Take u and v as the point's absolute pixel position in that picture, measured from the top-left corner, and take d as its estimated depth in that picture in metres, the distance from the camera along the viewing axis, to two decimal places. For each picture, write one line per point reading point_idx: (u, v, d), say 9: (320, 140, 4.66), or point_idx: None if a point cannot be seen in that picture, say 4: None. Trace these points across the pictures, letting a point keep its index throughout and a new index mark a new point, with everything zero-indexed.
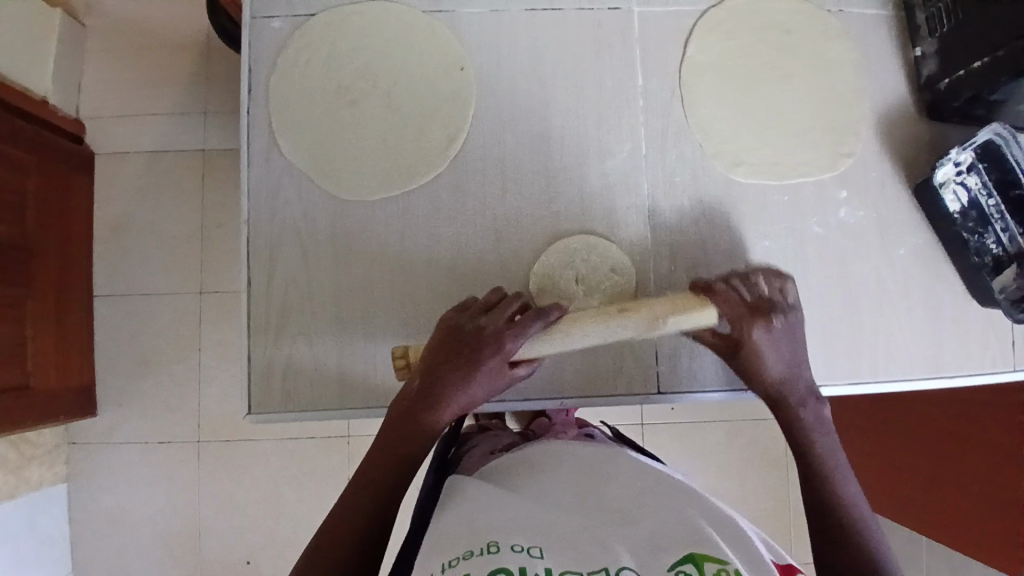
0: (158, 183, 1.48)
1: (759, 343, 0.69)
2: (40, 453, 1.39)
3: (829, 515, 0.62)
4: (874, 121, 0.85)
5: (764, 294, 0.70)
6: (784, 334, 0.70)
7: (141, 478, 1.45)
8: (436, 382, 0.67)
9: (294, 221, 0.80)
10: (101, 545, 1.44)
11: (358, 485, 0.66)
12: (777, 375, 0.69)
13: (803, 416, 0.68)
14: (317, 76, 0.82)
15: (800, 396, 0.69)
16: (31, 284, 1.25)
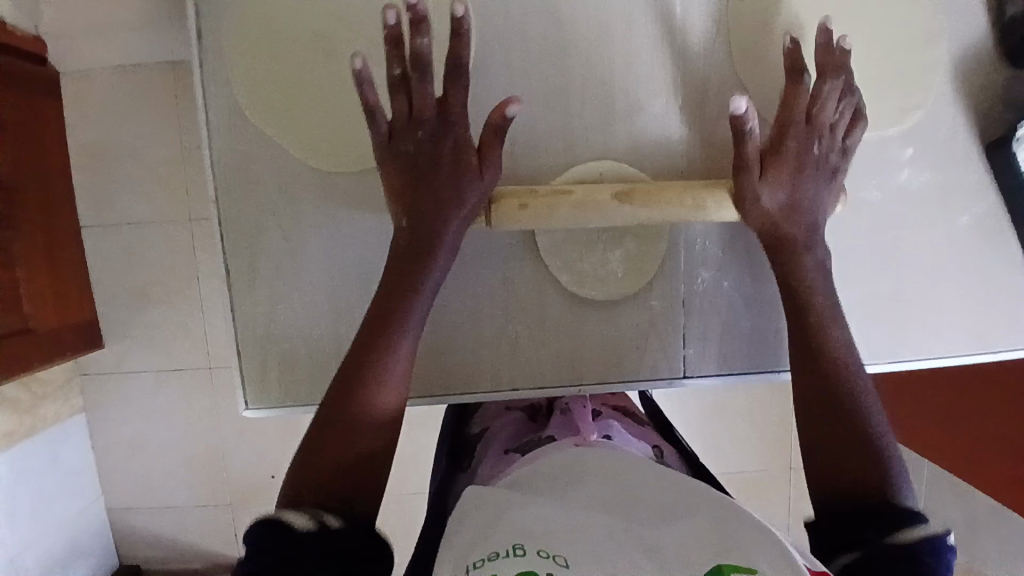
0: (132, 100, 1.31)
1: (796, 148, 0.66)
2: (51, 390, 1.36)
3: (811, 344, 0.63)
4: (950, 66, 0.73)
5: (825, 110, 0.66)
6: (820, 161, 0.67)
7: (157, 408, 1.44)
8: (437, 198, 0.64)
9: (273, 196, 0.70)
10: (128, 467, 1.47)
11: (370, 327, 0.61)
12: (796, 202, 0.67)
13: (806, 258, 0.66)
14: (285, 21, 0.67)
15: (807, 237, 0.67)
16: (14, 223, 1.14)
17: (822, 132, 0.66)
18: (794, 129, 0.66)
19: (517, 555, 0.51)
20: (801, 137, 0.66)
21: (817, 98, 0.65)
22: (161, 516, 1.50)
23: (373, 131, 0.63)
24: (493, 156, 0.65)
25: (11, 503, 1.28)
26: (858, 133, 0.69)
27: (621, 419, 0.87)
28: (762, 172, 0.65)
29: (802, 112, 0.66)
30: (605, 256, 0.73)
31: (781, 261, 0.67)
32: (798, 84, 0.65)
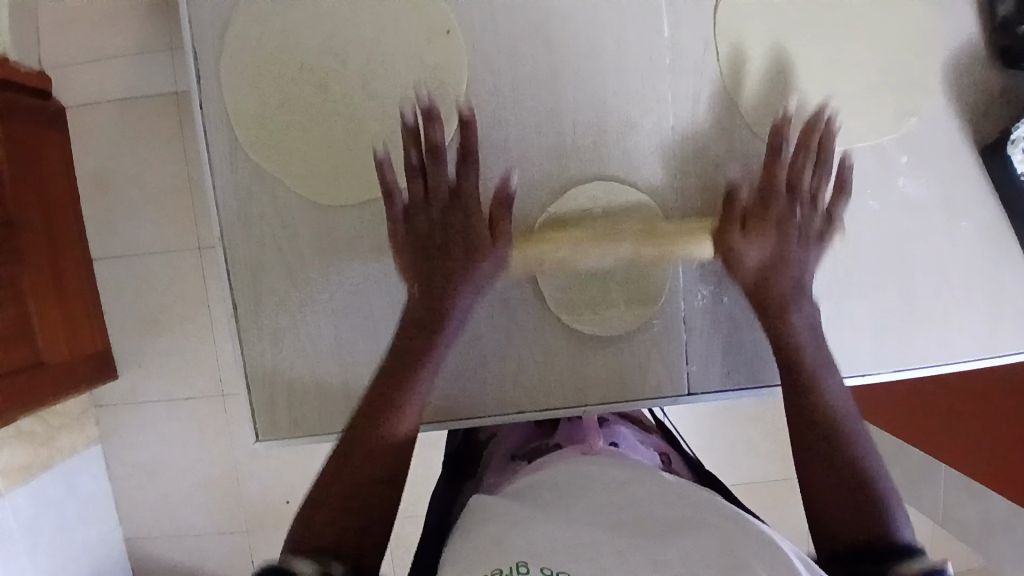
0: (134, 132, 1.32)
1: (782, 213, 0.67)
2: (66, 421, 1.38)
3: (808, 398, 0.61)
4: (942, 72, 0.73)
5: (806, 176, 0.68)
6: (804, 232, 0.68)
7: (171, 435, 1.44)
8: (439, 267, 0.66)
9: (272, 228, 0.71)
10: (145, 495, 1.47)
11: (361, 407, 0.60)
12: (786, 267, 0.68)
13: (793, 320, 0.66)
14: (277, 58, 0.68)
15: (795, 298, 0.67)
16: (22, 257, 1.17)
17: (800, 201, 0.68)
18: (779, 199, 0.67)
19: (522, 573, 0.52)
20: (788, 202, 0.68)
21: (796, 166, 0.68)
22: (179, 543, 1.49)
23: (389, 211, 0.66)
24: (505, 229, 0.67)
25: (30, 535, 1.29)
26: (840, 210, 0.70)
27: (629, 424, 0.84)
28: (743, 232, 0.68)
29: (783, 182, 0.68)
30: (602, 278, 0.73)
31: (772, 324, 0.67)
32: (779, 155, 0.67)
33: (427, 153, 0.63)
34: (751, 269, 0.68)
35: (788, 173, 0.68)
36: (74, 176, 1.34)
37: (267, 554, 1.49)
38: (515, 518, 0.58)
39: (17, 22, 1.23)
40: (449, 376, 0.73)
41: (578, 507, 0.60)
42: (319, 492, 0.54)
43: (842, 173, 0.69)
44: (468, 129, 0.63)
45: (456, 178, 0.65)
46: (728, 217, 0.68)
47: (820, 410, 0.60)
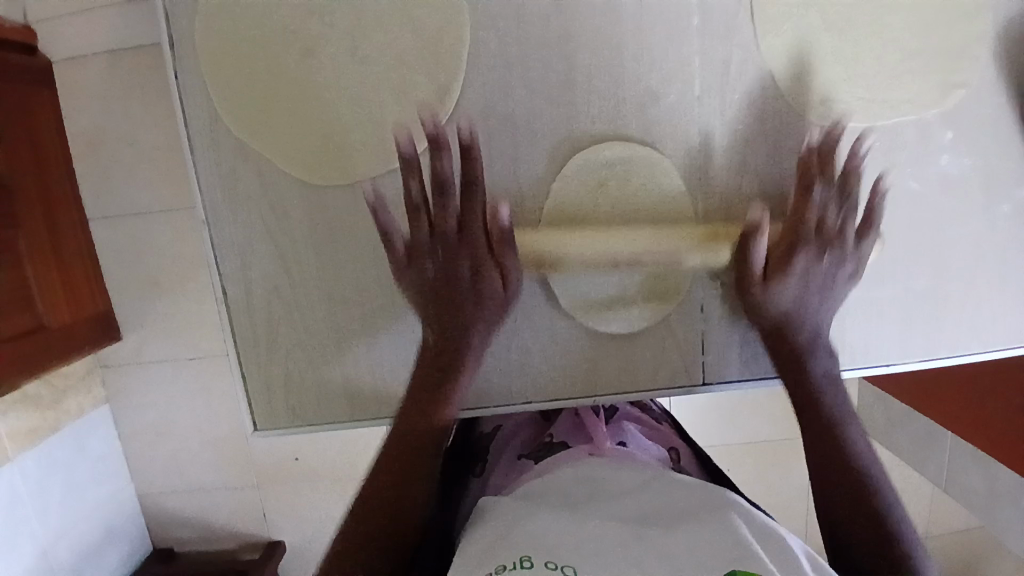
0: (121, 87, 1.25)
1: (803, 266, 0.65)
2: (72, 383, 1.37)
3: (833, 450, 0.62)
4: (1003, 32, 0.65)
5: (831, 217, 0.65)
6: (826, 271, 0.66)
7: (177, 397, 1.44)
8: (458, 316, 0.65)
9: (260, 207, 0.65)
10: (154, 454, 1.48)
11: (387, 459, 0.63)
12: (804, 317, 0.67)
13: (812, 367, 0.67)
14: (256, 17, 0.61)
15: (811, 347, 0.67)
16: (16, 221, 1.12)
17: (821, 241, 0.65)
18: (806, 241, 0.65)
19: (524, 567, 0.51)
20: (810, 245, 0.65)
21: (824, 208, 0.65)
22: (190, 499, 1.52)
23: (393, 257, 0.64)
24: (511, 264, 0.65)
25: (44, 494, 1.30)
26: (869, 245, 0.67)
27: (636, 420, 0.84)
28: (762, 283, 0.65)
29: (807, 224, 0.65)
30: (623, 279, 0.68)
31: (787, 366, 0.67)
32: (808, 194, 0.64)
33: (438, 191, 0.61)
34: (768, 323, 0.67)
35: (819, 214, 0.65)
36: (64, 132, 1.27)
37: (276, 511, 1.51)
38: (520, 512, 0.58)
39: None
40: None
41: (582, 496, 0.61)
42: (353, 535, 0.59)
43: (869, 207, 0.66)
44: (473, 160, 0.60)
45: (471, 220, 0.62)
46: (741, 272, 0.66)
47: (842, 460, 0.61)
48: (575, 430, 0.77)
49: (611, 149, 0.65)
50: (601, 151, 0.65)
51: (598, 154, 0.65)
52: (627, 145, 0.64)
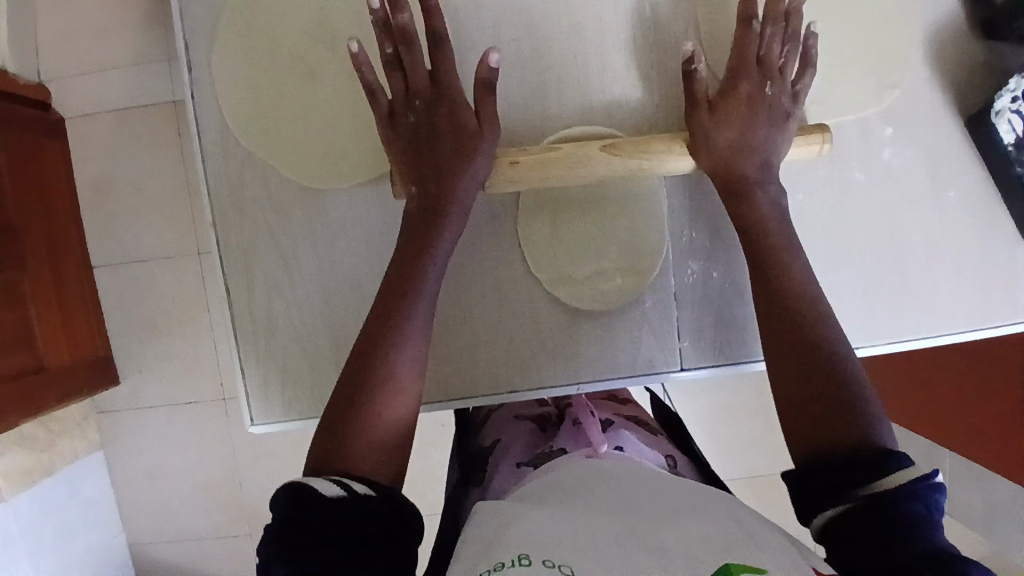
0: (131, 137, 1.34)
1: (748, 93, 0.68)
2: (68, 428, 1.38)
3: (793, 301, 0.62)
4: (924, 44, 0.74)
5: (770, 51, 0.68)
6: (770, 103, 0.68)
7: (173, 439, 1.45)
8: (434, 161, 0.67)
9: (264, 216, 0.72)
10: (147, 500, 1.47)
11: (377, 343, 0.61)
12: (754, 141, 0.68)
13: (759, 200, 0.68)
14: (266, 43, 0.69)
15: (764, 175, 0.68)
16: (21, 263, 1.17)
17: (765, 74, 0.68)
18: (746, 70, 0.67)
19: (523, 564, 0.52)
20: (753, 82, 0.68)
21: (765, 45, 0.68)
22: (182, 548, 1.50)
23: (376, 109, 0.66)
24: (489, 113, 0.67)
25: (32, 541, 1.29)
26: (808, 79, 0.69)
27: (632, 426, 0.86)
28: (709, 113, 0.67)
29: (748, 53, 0.68)
30: (600, 257, 0.74)
31: (745, 206, 0.68)
32: (749, 27, 0.67)
33: (400, 45, 0.64)
34: (723, 154, 0.68)
35: (759, 50, 0.68)
36: (73, 182, 1.35)
37: None
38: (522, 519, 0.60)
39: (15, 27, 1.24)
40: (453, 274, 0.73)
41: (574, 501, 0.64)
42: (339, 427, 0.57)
43: (809, 46, 0.69)
44: (433, 14, 0.63)
45: (436, 66, 0.65)
46: (690, 95, 0.68)
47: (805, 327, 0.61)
48: (575, 441, 0.78)
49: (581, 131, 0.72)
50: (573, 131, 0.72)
51: (569, 133, 0.72)
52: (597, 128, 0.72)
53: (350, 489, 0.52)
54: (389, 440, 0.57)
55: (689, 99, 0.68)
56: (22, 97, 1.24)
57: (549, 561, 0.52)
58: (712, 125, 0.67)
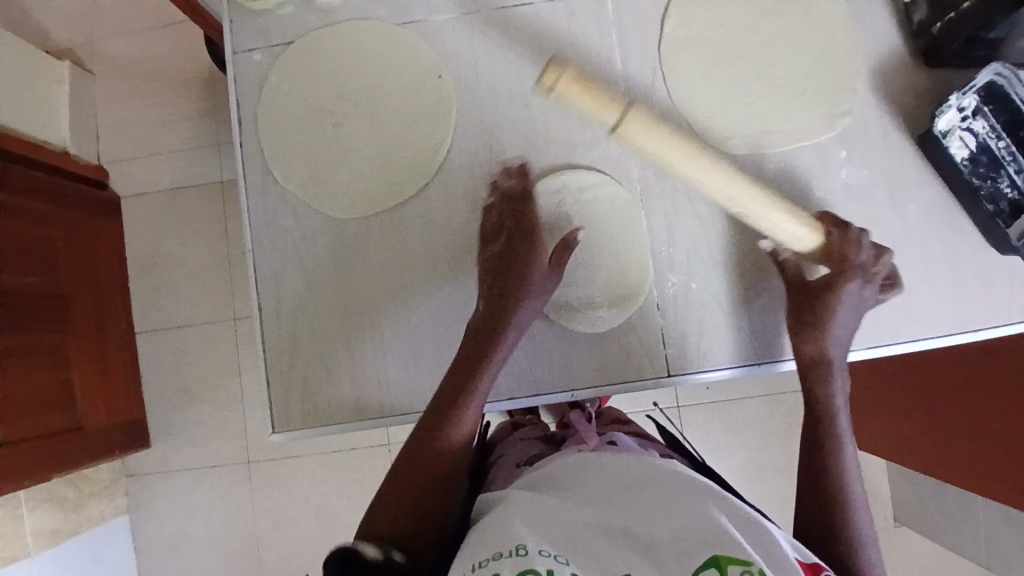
0: (178, 209, 1.50)
1: (846, 294, 0.77)
2: (98, 490, 1.42)
3: (822, 497, 0.69)
4: (868, 81, 0.84)
5: (877, 268, 0.78)
6: (863, 300, 0.78)
7: (196, 501, 1.48)
8: (511, 282, 0.74)
9: (294, 246, 0.82)
10: (166, 568, 1.47)
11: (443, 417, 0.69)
12: (835, 332, 0.76)
13: (834, 383, 0.76)
14: (302, 100, 0.84)
15: (838, 362, 0.76)
16: (69, 320, 1.29)
17: (863, 277, 0.77)
18: (853, 273, 0.77)
19: (522, 553, 0.56)
20: (854, 277, 0.77)
21: (864, 251, 0.78)
22: None
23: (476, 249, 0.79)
24: (561, 261, 0.77)
25: None
26: (889, 294, 0.80)
27: (632, 437, 0.91)
28: (811, 297, 0.77)
29: (855, 261, 0.77)
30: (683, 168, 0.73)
31: (810, 386, 0.76)
32: (846, 229, 0.78)
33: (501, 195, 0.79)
34: (803, 327, 0.77)
35: (869, 253, 0.78)
36: (124, 257, 1.49)
37: None
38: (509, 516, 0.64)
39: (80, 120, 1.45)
40: (456, 289, 0.81)
41: (556, 491, 0.69)
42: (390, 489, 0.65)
43: (894, 273, 0.80)
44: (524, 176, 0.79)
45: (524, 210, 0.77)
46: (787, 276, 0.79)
47: (826, 492, 0.69)
48: (574, 445, 0.83)
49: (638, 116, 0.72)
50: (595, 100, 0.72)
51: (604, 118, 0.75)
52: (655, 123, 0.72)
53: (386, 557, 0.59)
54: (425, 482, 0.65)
55: (792, 283, 0.79)
56: (79, 175, 1.42)
57: (561, 558, 0.57)
58: (806, 290, 0.78)
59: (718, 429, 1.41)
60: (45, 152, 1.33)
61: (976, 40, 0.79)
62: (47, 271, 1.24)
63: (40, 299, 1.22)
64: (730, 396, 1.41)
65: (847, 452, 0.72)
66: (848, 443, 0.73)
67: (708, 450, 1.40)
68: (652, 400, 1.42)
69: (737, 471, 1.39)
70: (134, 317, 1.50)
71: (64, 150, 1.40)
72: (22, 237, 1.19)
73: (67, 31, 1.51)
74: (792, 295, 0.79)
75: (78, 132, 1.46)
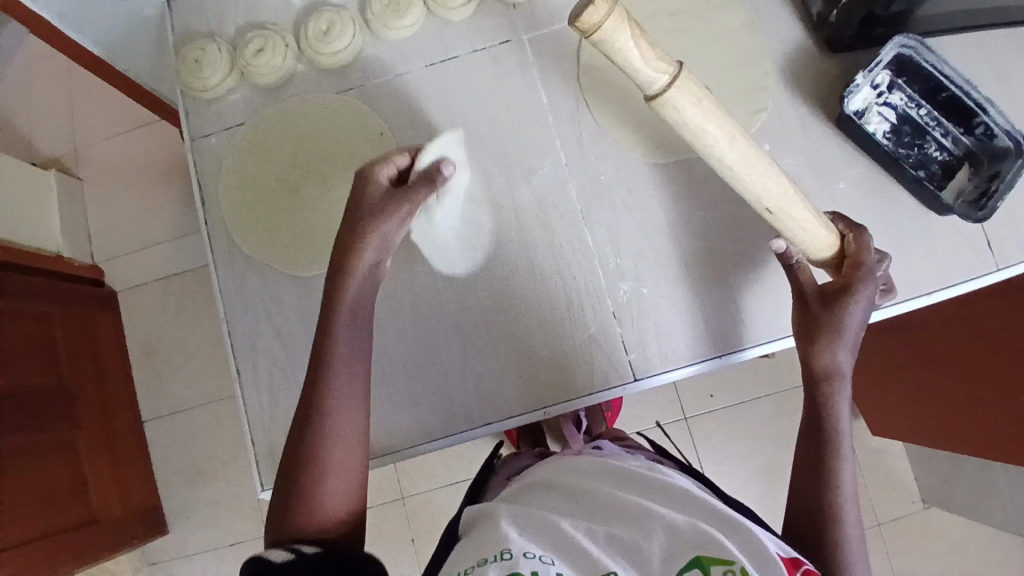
0: (168, 293, 1.55)
1: (862, 301, 0.74)
2: None
3: (812, 505, 0.72)
4: (780, 77, 0.90)
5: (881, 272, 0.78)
6: (871, 305, 0.76)
7: None
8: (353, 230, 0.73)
9: (266, 308, 0.87)
10: None
11: (317, 401, 0.68)
12: (846, 340, 0.75)
13: (839, 393, 0.75)
14: (258, 173, 0.90)
15: (846, 373, 0.76)
16: (76, 415, 1.32)
17: (874, 285, 0.74)
18: (869, 282, 0.74)
19: (506, 557, 0.56)
20: (867, 284, 0.74)
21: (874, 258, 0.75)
22: None
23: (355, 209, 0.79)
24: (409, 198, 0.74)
25: None
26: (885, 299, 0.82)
27: (614, 443, 0.94)
28: (823, 303, 0.76)
29: (868, 267, 0.74)
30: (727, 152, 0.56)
31: (815, 392, 0.77)
32: (861, 235, 0.76)
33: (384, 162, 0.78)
34: (813, 333, 0.76)
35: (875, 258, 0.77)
36: (124, 348, 1.54)
37: None
38: (494, 517, 0.65)
39: (68, 224, 1.53)
40: (421, 324, 0.85)
41: (541, 495, 0.71)
42: (296, 491, 0.66)
43: (891, 281, 0.82)
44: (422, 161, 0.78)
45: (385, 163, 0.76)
46: (797, 280, 0.79)
47: (817, 501, 0.72)
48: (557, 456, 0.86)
49: (687, 80, 0.51)
50: (645, 51, 0.48)
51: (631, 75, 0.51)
52: (706, 93, 0.52)
53: (299, 552, 0.59)
54: (333, 495, 0.66)
55: (802, 290, 0.78)
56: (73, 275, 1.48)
57: (547, 558, 0.57)
58: (813, 290, 0.78)
59: (723, 434, 1.41)
60: (41, 258, 1.40)
61: (873, 18, 0.84)
62: (51, 370, 1.30)
63: (46, 398, 1.26)
64: (729, 399, 1.42)
65: (844, 465, 0.73)
66: (846, 453, 0.74)
67: (717, 459, 1.40)
68: (653, 414, 1.43)
69: (751, 475, 1.38)
70: (139, 405, 1.53)
71: (58, 255, 1.47)
72: (25, 340, 1.25)
73: (51, 145, 1.61)
74: (805, 300, 0.78)
75: (70, 236, 1.53)
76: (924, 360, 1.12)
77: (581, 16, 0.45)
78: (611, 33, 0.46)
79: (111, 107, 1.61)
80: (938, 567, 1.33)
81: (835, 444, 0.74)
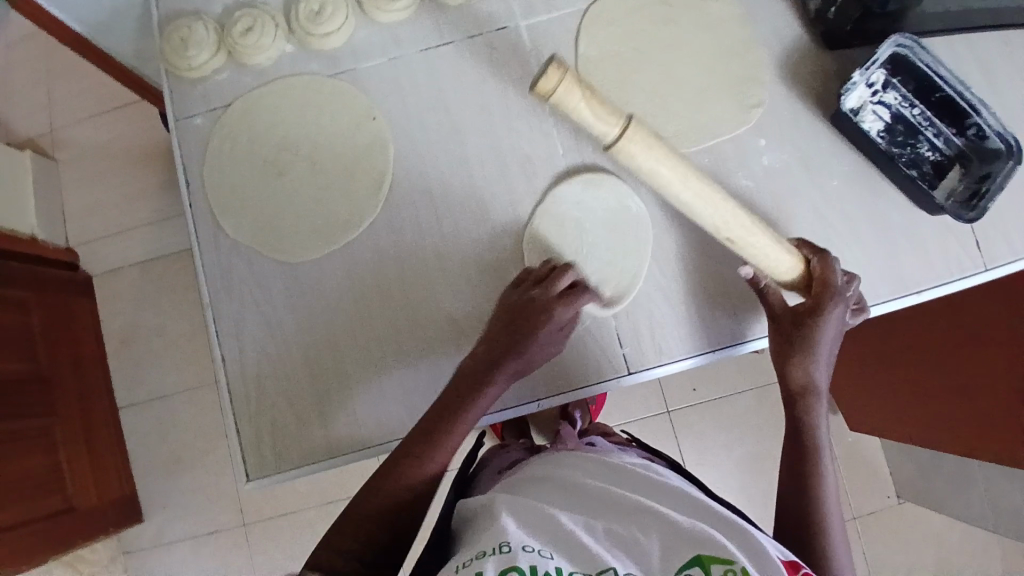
0: (148, 278, 1.51)
1: (831, 318, 0.75)
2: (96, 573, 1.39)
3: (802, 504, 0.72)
4: (775, 72, 0.90)
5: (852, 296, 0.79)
6: (840, 324, 0.77)
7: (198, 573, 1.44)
8: (518, 333, 0.74)
9: (252, 295, 0.85)
10: None
11: (456, 408, 0.71)
12: (820, 356, 0.76)
13: (816, 404, 0.77)
14: (245, 155, 0.88)
15: (820, 389, 0.77)
16: (51, 402, 1.28)
17: (845, 304, 0.76)
18: (839, 302, 0.75)
19: (505, 550, 0.55)
20: (835, 303, 0.75)
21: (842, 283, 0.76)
22: None
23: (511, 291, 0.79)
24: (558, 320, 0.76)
25: None
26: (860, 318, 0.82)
27: (602, 438, 0.94)
28: (793, 324, 0.77)
29: (837, 285, 0.76)
30: (683, 193, 0.60)
31: (794, 408, 0.78)
32: (825, 256, 0.76)
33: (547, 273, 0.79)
34: (788, 350, 0.77)
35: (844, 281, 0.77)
36: (100, 334, 1.50)
37: None
38: (493, 511, 0.64)
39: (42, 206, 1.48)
40: (413, 313, 0.84)
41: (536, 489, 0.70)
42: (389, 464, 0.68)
43: (860, 299, 0.82)
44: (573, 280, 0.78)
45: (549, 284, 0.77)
46: (766, 301, 0.79)
47: (805, 502, 0.72)
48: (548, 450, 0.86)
49: (641, 130, 0.56)
50: (597, 109, 0.54)
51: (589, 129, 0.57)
52: (660, 142, 0.57)
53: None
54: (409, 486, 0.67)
55: (773, 312, 0.79)
56: (48, 259, 1.43)
57: (546, 551, 0.56)
58: (780, 307, 0.79)
59: (707, 427, 1.42)
60: (15, 240, 1.35)
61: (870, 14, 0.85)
62: (26, 355, 1.26)
63: (21, 384, 1.22)
64: (713, 392, 1.43)
65: (826, 470, 0.74)
66: (827, 458, 0.76)
67: (701, 452, 1.41)
68: (638, 406, 1.44)
69: (734, 467, 1.40)
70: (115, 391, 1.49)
71: (32, 237, 1.42)
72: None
73: (28, 124, 1.56)
74: (777, 321, 0.79)
75: (44, 218, 1.48)
76: (909, 358, 1.14)
77: (538, 84, 0.52)
78: (563, 97, 0.53)
79: (89, 86, 1.56)
80: (913, 556, 1.36)
81: (817, 451, 0.75)
